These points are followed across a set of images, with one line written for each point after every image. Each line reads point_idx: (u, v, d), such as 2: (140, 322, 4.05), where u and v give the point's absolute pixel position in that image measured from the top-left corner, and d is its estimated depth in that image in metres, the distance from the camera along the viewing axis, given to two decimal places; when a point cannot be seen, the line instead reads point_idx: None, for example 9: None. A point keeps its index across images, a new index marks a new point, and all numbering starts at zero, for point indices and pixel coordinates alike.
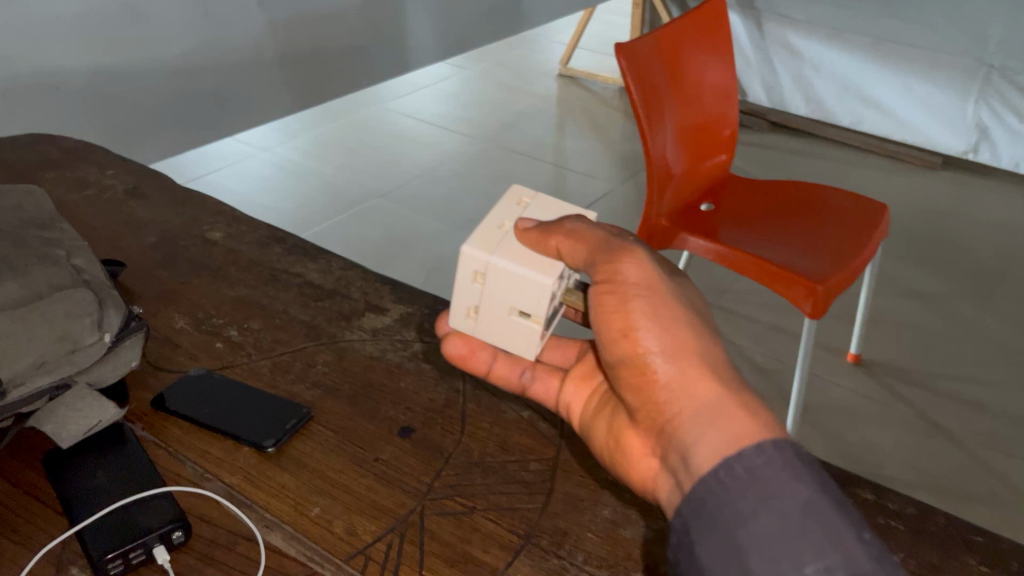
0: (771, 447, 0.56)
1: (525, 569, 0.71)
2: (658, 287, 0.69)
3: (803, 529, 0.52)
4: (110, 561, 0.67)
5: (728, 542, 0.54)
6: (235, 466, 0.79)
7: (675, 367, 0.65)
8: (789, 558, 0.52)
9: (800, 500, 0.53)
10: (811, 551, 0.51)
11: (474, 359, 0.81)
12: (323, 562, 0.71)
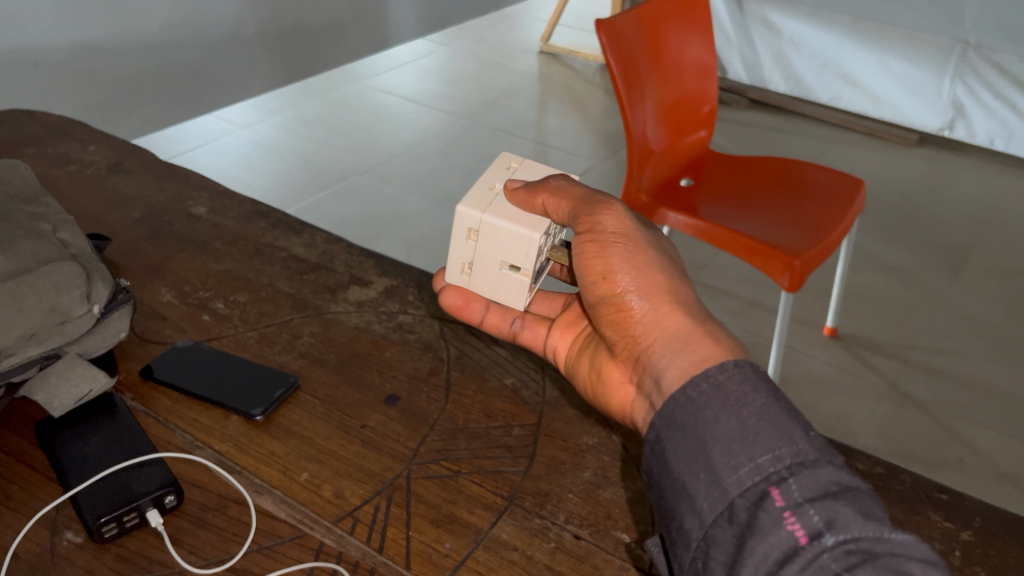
0: (732, 365, 0.58)
1: (509, 529, 0.73)
2: (637, 235, 0.72)
3: (760, 427, 0.55)
4: (105, 524, 0.69)
5: (694, 443, 0.57)
6: (225, 434, 0.81)
7: (649, 304, 0.68)
8: (746, 452, 0.54)
9: (759, 404, 0.56)
10: (766, 445, 0.54)
11: (468, 309, 0.85)
12: (313, 525, 0.73)
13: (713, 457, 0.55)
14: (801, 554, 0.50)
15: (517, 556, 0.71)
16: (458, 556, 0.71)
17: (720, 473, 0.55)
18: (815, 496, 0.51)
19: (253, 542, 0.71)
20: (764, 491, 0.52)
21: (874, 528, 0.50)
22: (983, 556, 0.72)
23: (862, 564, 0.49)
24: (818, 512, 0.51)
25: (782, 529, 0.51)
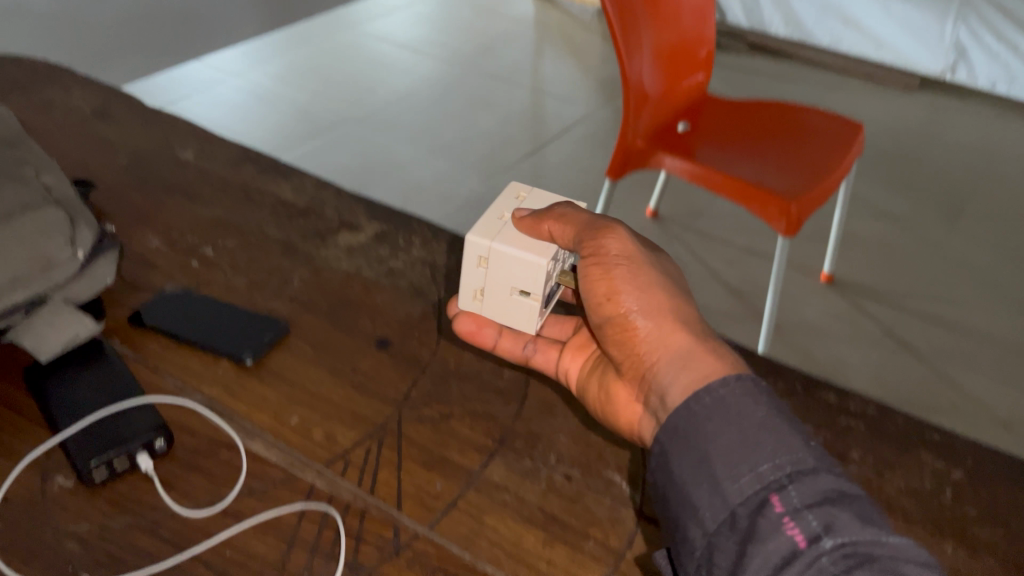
0: (733, 379, 0.60)
1: (500, 470, 0.73)
2: (640, 258, 0.73)
3: (761, 440, 0.57)
4: (95, 468, 0.69)
5: (697, 454, 0.58)
6: (215, 379, 0.81)
7: (654, 323, 0.68)
8: (748, 461, 0.56)
9: (758, 417, 0.58)
10: (766, 454, 0.56)
11: (481, 335, 0.81)
12: (304, 468, 0.73)
13: (716, 466, 0.57)
14: (799, 557, 0.51)
15: (508, 497, 0.71)
16: (449, 498, 0.71)
17: (722, 482, 0.56)
18: (814, 502, 0.53)
19: (244, 485, 0.71)
20: (764, 498, 0.54)
21: (871, 532, 0.51)
22: (975, 495, 0.72)
23: (858, 566, 0.50)
24: (817, 517, 0.52)
25: (782, 534, 0.52)
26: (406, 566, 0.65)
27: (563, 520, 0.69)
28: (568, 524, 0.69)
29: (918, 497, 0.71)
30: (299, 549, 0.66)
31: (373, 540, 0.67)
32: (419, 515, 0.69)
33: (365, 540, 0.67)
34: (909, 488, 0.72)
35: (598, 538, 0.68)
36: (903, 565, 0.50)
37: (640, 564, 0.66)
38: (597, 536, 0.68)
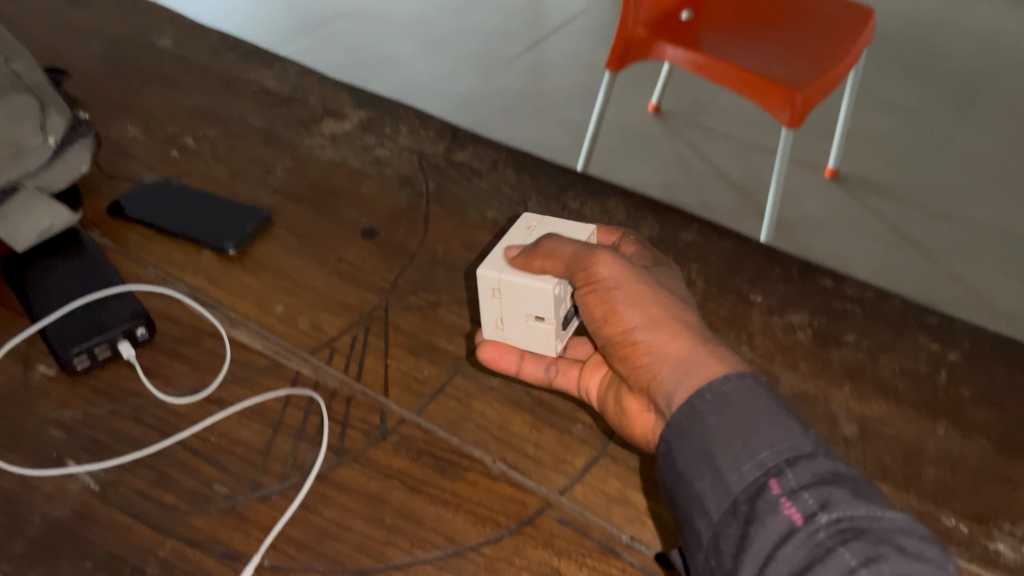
0: (735, 377, 0.52)
1: None
2: (639, 277, 0.59)
3: (765, 427, 0.49)
4: (76, 357, 0.68)
5: (696, 443, 0.51)
6: (198, 269, 0.79)
7: (658, 339, 0.56)
8: (747, 447, 0.49)
9: (756, 397, 0.50)
10: (765, 437, 0.49)
11: (503, 361, 0.67)
12: (290, 356, 0.72)
13: (716, 454, 0.49)
14: (796, 537, 0.44)
15: (496, 383, 0.70)
16: (436, 384, 0.70)
17: (720, 469, 0.49)
18: (811, 482, 0.46)
19: (229, 373, 0.70)
20: (762, 483, 0.47)
21: (873, 510, 0.45)
22: (970, 377, 0.70)
23: (861, 542, 0.43)
24: (813, 495, 0.46)
25: (779, 517, 0.45)
26: (392, 450, 0.64)
27: (551, 404, 0.68)
28: (556, 409, 0.68)
29: (912, 379, 0.70)
30: (284, 434, 0.65)
31: (359, 425, 0.66)
32: (406, 401, 0.68)
33: (351, 425, 0.66)
34: (903, 370, 0.71)
35: (586, 421, 0.67)
36: (912, 543, 0.43)
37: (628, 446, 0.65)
38: (586, 419, 0.67)
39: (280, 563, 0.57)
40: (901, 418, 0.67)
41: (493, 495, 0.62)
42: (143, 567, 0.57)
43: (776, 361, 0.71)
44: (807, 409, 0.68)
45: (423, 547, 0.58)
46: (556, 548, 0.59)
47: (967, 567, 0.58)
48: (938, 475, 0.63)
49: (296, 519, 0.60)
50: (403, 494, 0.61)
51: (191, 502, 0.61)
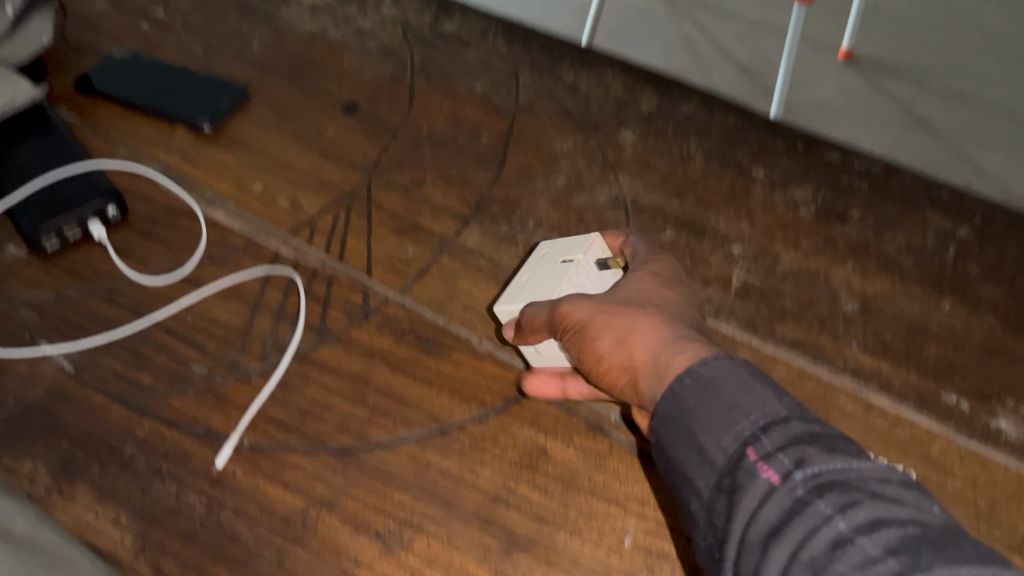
0: (715, 360, 0.43)
1: (475, 236, 0.69)
2: (615, 304, 0.50)
3: (740, 395, 0.41)
4: (45, 237, 0.65)
5: (673, 417, 0.42)
6: (171, 147, 0.75)
7: (639, 355, 0.47)
8: (725, 413, 0.40)
9: (726, 366, 0.42)
10: (737, 401, 0.40)
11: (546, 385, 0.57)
12: (269, 236, 0.69)
13: (699, 436, 0.40)
14: (772, 501, 0.37)
15: (483, 263, 0.67)
16: (421, 264, 0.67)
17: (698, 446, 0.40)
18: (791, 440, 0.39)
19: (205, 253, 0.67)
20: (738, 452, 0.39)
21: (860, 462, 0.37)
22: (979, 254, 0.67)
23: (842, 495, 0.36)
24: (793, 453, 0.38)
25: (755, 484, 0.38)
26: (375, 330, 0.62)
27: None
28: None
29: (918, 256, 0.67)
30: (263, 315, 0.63)
31: (340, 305, 0.64)
32: (389, 281, 0.66)
33: (333, 305, 0.64)
34: (910, 247, 0.68)
35: None
36: (893, 491, 0.36)
37: None
38: None
39: (259, 442, 0.56)
40: (905, 295, 0.64)
41: (478, 375, 0.60)
42: (121, 448, 0.56)
43: (777, 239, 0.68)
44: (807, 287, 0.65)
45: (406, 427, 0.57)
46: (543, 427, 0.57)
47: (966, 444, 0.56)
48: (940, 353, 0.61)
49: (276, 400, 0.58)
50: (386, 374, 0.60)
51: (168, 383, 0.59)
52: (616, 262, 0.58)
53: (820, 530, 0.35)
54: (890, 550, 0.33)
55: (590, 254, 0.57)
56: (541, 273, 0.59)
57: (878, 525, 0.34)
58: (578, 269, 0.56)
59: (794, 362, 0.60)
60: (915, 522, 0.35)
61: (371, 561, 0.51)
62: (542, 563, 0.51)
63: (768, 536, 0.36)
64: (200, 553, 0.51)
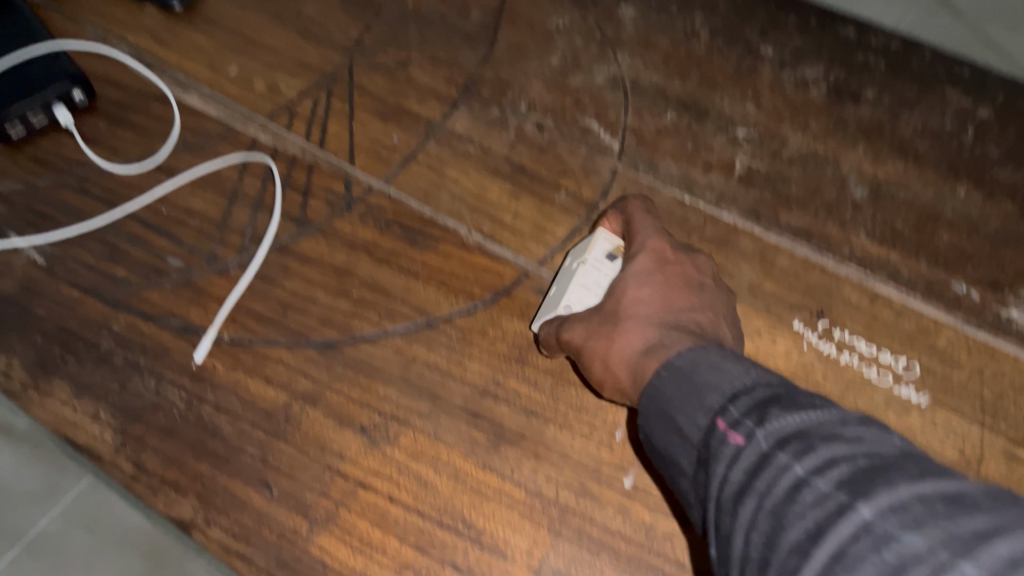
0: (687, 354, 0.39)
1: (463, 121, 0.65)
2: (605, 311, 0.47)
3: (714, 374, 0.37)
4: (9, 124, 0.61)
5: (652, 405, 0.39)
6: (140, 27, 0.70)
7: (622, 369, 0.44)
8: (694, 389, 0.37)
9: (696, 351, 0.39)
10: (706, 379, 0.37)
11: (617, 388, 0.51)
12: (246, 123, 0.65)
13: (679, 422, 0.37)
14: (735, 461, 0.33)
15: (472, 149, 0.63)
16: (406, 151, 0.63)
17: (676, 428, 0.37)
18: (759, 403, 0.35)
19: (178, 141, 0.64)
20: (708, 426, 0.35)
21: (828, 415, 0.33)
22: (999, 135, 0.63)
23: (812, 450, 0.32)
24: (760, 414, 0.34)
25: (721, 451, 0.34)
26: (358, 221, 0.59)
27: (532, 171, 0.62)
28: (538, 176, 0.62)
29: (935, 139, 0.63)
30: (241, 206, 0.60)
31: (322, 194, 0.61)
32: (374, 169, 0.62)
33: (314, 195, 0.61)
34: (926, 129, 0.64)
35: (570, 189, 0.61)
36: (849, 425, 0.33)
37: None
38: (570, 187, 0.61)
39: (239, 337, 0.54)
40: (918, 180, 0.61)
41: (466, 267, 0.57)
42: (97, 343, 0.54)
43: (785, 121, 0.64)
44: (815, 173, 0.61)
45: (391, 320, 0.55)
46: (534, 320, 0.54)
47: (974, 335, 0.54)
48: (953, 241, 0.58)
49: (256, 293, 0.56)
50: (371, 266, 0.57)
51: (144, 277, 0.57)
52: (618, 245, 0.53)
53: (777, 479, 0.31)
54: (843, 485, 0.30)
55: (597, 251, 0.53)
56: (556, 283, 0.54)
57: (834, 463, 0.31)
58: (588, 269, 0.52)
59: (798, 252, 0.57)
60: (870, 454, 0.31)
61: (356, 456, 0.50)
62: (532, 456, 0.50)
63: (738, 501, 0.32)
64: (182, 449, 0.50)
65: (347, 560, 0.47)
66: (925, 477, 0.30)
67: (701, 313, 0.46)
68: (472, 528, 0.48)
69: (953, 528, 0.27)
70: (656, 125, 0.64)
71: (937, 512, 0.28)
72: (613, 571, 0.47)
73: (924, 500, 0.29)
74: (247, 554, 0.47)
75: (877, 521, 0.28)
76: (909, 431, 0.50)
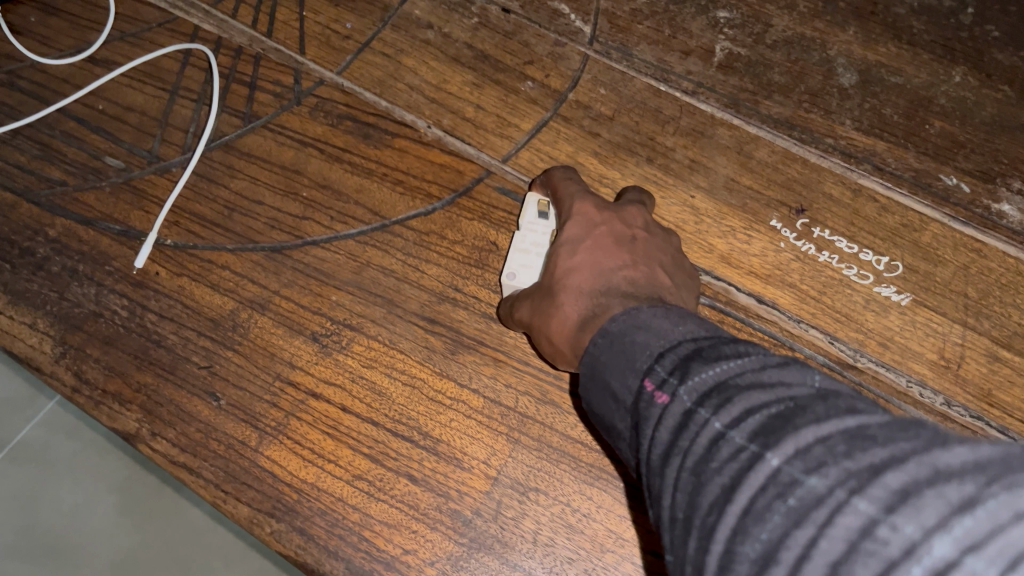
0: (620, 318, 0.33)
1: (423, 5, 0.60)
2: (545, 283, 0.41)
3: (651, 336, 0.31)
4: None
5: (592, 375, 0.33)
6: None
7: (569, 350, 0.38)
8: (626, 349, 0.31)
9: (633, 313, 0.33)
10: (637, 340, 0.31)
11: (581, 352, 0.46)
12: (188, 9, 0.60)
13: (615, 392, 0.31)
14: (661, 422, 0.27)
15: (432, 36, 0.58)
16: (361, 38, 0.59)
17: (612, 394, 0.31)
18: (688, 355, 0.29)
19: (114, 30, 0.59)
20: (638, 388, 0.30)
21: (753, 360, 0.27)
22: (1002, 13, 0.59)
23: (729, 396, 0.26)
24: (681, 366, 0.28)
25: (650, 413, 0.28)
26: (308, 115, 0.55)
27: (495, 59, 0.57)
28: (502, 64, 0.57)
29: (932, 19, 0.58)
30: (183, 99, 0.56)
31: (269, 88, 0.56)
32: (325, 58, 0.58)
33: (261, 87, 0.56)
34: (923, 8, 0.59)
35: (536, 78, 0.56)
36: (770, 369, 0.26)
37: (585, 105, 0.55)
38: (536, 76, 0.57)
39: (183, 241, 0.51)
40: (911, 64, 0.56)
41: (423, 164, 0.53)
42: (33, 249, 0.51)
43: (770, 1, 0.59)
44: (801, 57, 0.57)
45: (343, 222, 0.51)
46: (495, 220, 0.51)
47: (962, 230, 0.50)
48: (944, 129, 0.54)
49: (200, 195, 0.52)
50: (321, 164, 0.53)
51: (81, 178, 0.53)
52: (543, 198, 0.48)
53: (693, 436, 0.26)
54: (752, 431, 0.24)
55: (530, 214, 0.47)
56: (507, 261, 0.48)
57: (749, 411, 0.25)
58: (525, 233, 0.46)
59: (779, 144, 0.54)
60: (786, 395, 0.25)
61: (307, 364, 0.47)
62: (491, 363, 0.47)
63: (664, 465, 0.26)
64: (125, 359, 0.48)
65: (297, 471, 0.45)
66: (836, 413, 0.23)
67: (637, 269, 0.39)
68: (428, 437, 0.45)
69: (853, 461, 0.21)
70: (631, 8, 0.59)
71: (845, 449, 0.22)
72: (573, 480, 0.44)
73: (830, 437, 0.22)
74: (195, 467, 0.45)
75: (782, 467, 0.22)
76: (887, 332, 0.48)
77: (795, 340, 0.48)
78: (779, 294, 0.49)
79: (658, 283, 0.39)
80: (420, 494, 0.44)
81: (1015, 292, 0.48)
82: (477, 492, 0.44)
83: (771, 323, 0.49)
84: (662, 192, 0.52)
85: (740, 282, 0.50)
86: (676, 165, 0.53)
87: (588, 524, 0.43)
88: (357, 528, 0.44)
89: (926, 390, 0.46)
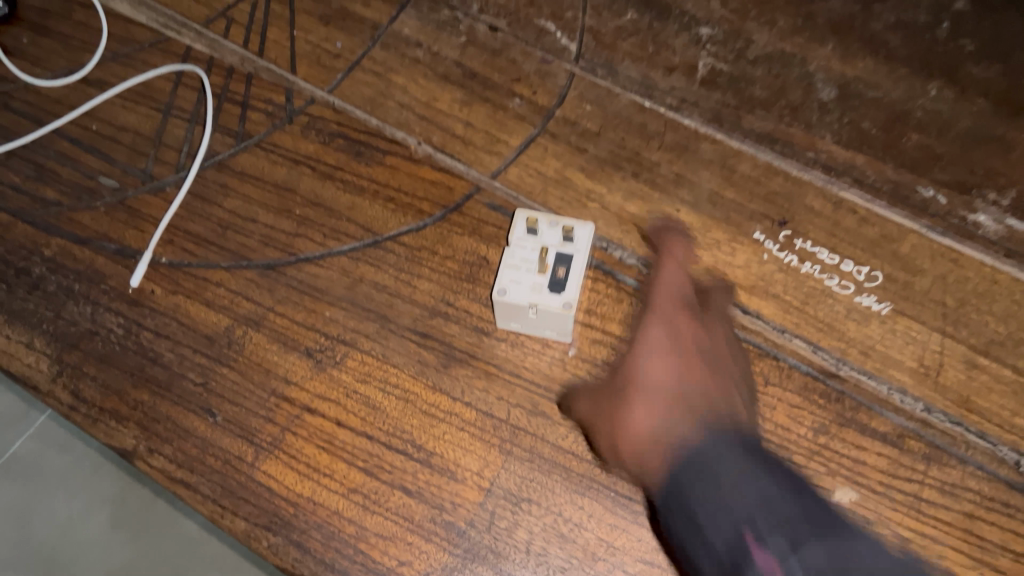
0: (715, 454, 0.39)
1: (411, 24, 0.61)
2: (616, 388, 0.45)
3: (732, 494, 0.37)
4: None
5: (676, 510, 0.38)
6: None
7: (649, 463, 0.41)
8: (719, 498, 0.37)
9: (717, 452, 0.39)
10: (726, 493, 0.37)
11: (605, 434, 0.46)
12: (180, 30, 0.61)
13: (696, 515, 0.37)
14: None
15: (421, 54, 0.60)
16: (351, 57, 0.60)
17: (702, 538, 0.37)
18: (785, 519, 0.35)
19: (107, 50, 0.60)
20: (737, 538, 0.35)
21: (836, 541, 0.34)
22: (976, 28, 0.60)
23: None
24: (786, 534, 0.34)
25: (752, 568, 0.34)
26: (300, 133, 0.56)
27: (483, 77, 0.59)
28: (490, 82, 0.58)
29: (908, 34, 0.60)
30: (176, 119, 0.57)
31: (260, 106, 0.57)
32: (316, 77, 0.59)
33: (253, 106, 0.57)
34: (899, 22, 0.61)
35: (524, 96, 0.58)
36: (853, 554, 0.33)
37: (571, 121, 0.57)
38: (524, 93, 0.58)
39: (177, 259, 0.52)
40: (888, 78, 0.58)
41: (414, 181, 0.54)
42: (29, 268, 0.52)
43: (751, 18, 0.61)
44: (781, 72, 0.58)
45: (336, 238, 0.52)
46: (485, 235, 0.52)
47: (939, 241, 0.52)
48: (921, 142, 0.55)
49: (193, 214, 0.53)
50: (313, 182, 0.54)
51: (76, 198, 0.54)
52: (532, 214, 0.48)
53: None
54: None
55: (520, 231, 0.47)
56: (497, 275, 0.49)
57: None
58: (514, 250, 0.47)
59: (761, 158, 0.55)
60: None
61: (302, 380, 0.48)
62: (483, 377, 0.48)
63: None
64: (121, 376, 0.49)
65: (293, 485, 0.46)
66: None
67: (711, 393, 0.44)
68: (422, 450, 0.46)
69: None
70: (616, 25, 0.61)
71: None
72: (564, 490, 0.45)
73: None
74: (191, 482, 0.46)
75: None
76: (868, 340, 0.49)
77: (779, 349, 0.49)
78: (763, 304, 0.50)
79: (733, 404, 0.44)
80: (414, 506, 0.45)
81: (991, 300, 0.50)
82: (470, 503, 0.45)
83: (755, 333, 0.49)
84: (648, 206, 0.54)
85: (725, 294, 0.51)
86: (661, 179, 0.54)
87: (579, 533, 0.44)
88: (352, 540, 0.44)
89: (907, 397, 0.47)
